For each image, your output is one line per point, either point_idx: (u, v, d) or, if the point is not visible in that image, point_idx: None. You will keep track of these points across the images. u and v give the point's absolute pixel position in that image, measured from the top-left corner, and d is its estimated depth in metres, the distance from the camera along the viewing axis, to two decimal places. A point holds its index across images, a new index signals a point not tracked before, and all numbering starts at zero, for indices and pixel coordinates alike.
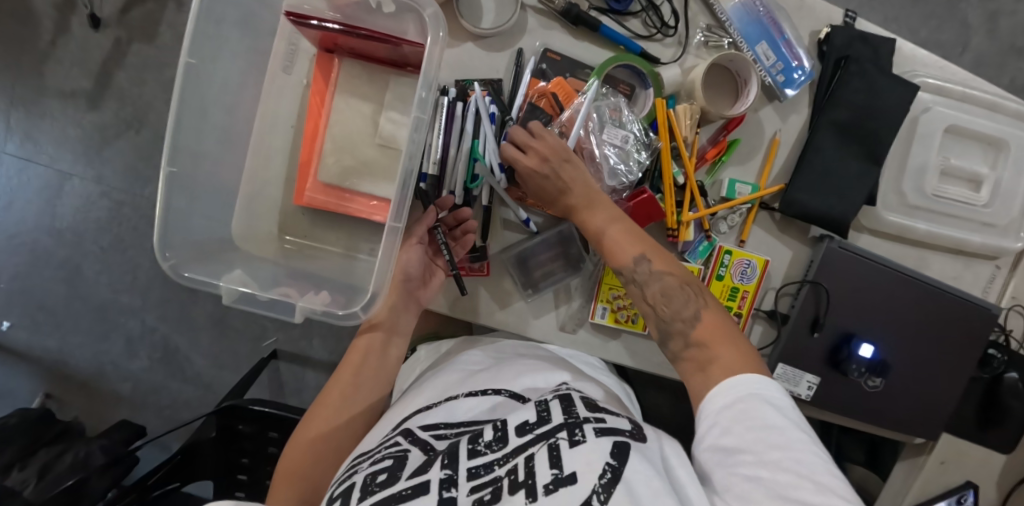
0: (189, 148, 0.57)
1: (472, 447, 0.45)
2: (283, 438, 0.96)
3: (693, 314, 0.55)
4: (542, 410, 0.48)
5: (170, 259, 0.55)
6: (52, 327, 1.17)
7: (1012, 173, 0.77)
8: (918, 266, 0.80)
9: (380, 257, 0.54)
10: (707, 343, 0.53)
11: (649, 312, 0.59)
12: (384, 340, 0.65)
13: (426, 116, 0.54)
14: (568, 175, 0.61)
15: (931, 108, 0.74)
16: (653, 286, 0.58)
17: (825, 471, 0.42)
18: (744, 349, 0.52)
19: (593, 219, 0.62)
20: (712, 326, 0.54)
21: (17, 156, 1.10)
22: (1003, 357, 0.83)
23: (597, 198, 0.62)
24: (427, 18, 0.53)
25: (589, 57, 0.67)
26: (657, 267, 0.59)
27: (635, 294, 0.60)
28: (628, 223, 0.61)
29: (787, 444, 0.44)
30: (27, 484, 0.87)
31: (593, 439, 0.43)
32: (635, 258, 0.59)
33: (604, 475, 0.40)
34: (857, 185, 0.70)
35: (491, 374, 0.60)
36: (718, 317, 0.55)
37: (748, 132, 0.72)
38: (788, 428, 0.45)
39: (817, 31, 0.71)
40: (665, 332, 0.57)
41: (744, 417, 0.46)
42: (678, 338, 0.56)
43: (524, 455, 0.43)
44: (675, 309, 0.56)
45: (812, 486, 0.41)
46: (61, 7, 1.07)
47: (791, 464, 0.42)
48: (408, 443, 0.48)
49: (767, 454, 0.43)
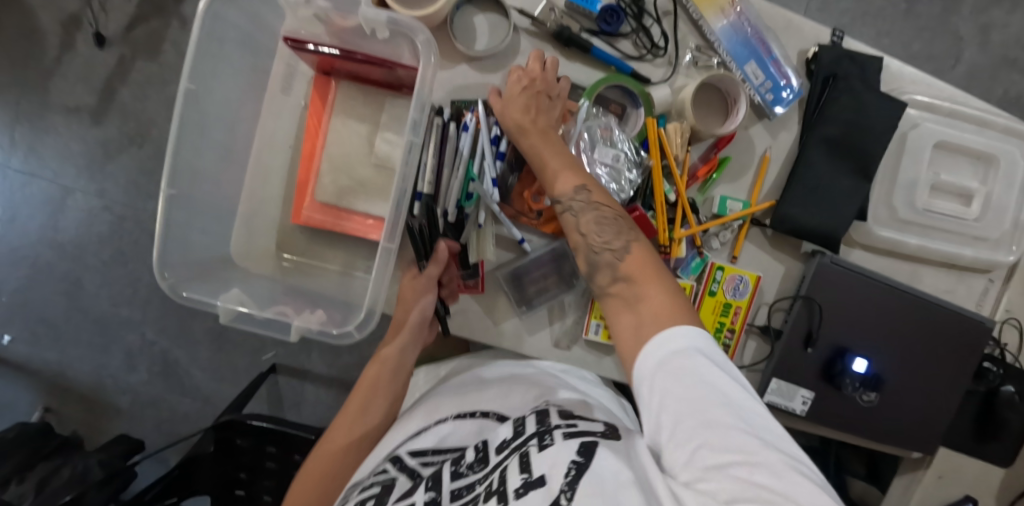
0: (190, 169, 0.58)
1: (455, 469, 0.47)
2: (281, 453, 0.96)
3: (623, 245, 0.58)
4: (518, 425, 0.50)
5: (169, 278, 0.56)
6: (53, 339, 1.17)
7: (1003, 188, 0.78)
8: (911, 280, 0.81)
9: (374, 277, 0.54)
10: (635, 277, 0.57)
11: (580, 241, 0.60)
12: (393, 374, 0.65)
13: (419, 137, 0.56)
14: (535, 104, 0.61)
15: (919, 124, 0.76)
16: (587, 216, 0.59)
17: (759, 421, 0.45)
18: (669, 289, 0.55)
19: (541, 151, 0.61)
20: (639, 260, 0.57)
21: (22, 170, 1.12)
22: (997, 370, 0.85)
23: (551, 135, 0.62)
24: (419, 44, 0.54)
25: (581, 78, 0.68)
26: (597, 197, 0.59)
27: (569, 223, 0.60)
28: (570, 157, 0.62)
29: (729, 400, 0.45)
30: (25, 498, 0.87)
31: (561, 441, 0.44)
32: (576, 187, 0.59)
33: (570, 473, 0.40)
34: (847, 201, 0.71)
35: (480, 395, 0.60)
36: (645, 251, 0.58)
37: (739, 149, 0.73)
38: (721, 384, 0.46)
39: (805, 50, 0.72)
40: (595, 261, 0.59)
41: (681, 378, 0.47)
42: (608, 269, 0.59)
43: (499, 469, 0.44)
44: (607, 239, 0.58)
45: (754, 439, 0.43)
46: (66, 25, 1.10)
47: (732, 418, 0.44)
48: (396, 470, 0.50)
49: (711, 410, 0.45)
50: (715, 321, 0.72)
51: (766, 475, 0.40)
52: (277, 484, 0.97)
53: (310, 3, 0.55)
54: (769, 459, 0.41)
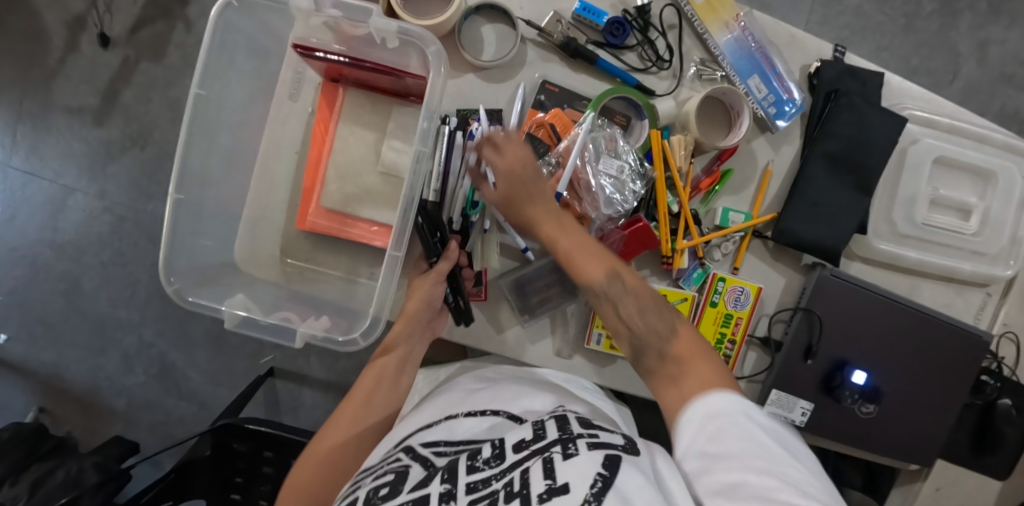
0: (197, 175, 0.58)
1: (472, 463, 0.46)
2: (279, 458, 0.96)
3: (668, 329, 0.53)
4: (538, 428, 0.49)
5: (174, 283, 0.57)
6: (49, 340, 1.17)
7: (1001, 203, 0.79)
8: (910, 294, 0.81)
9: (379, 283, 0.55)
10: (684, 358, 0.51)
11: (623, 330, 0.56)
12: (398, 368, 0.67)
13: (427, 147, 0.56)
14: (532, 188, 0.59)
15: (919, 140, 0.77)
16: (628, 304, 0.55)
17: (810, 480, 0.40)
18: (718, 370, 0.50)
19: (558, 237, 0.59)
20: (689, 341, 0.52)
21: (22, 170, 1.12)
22: (995, 384, 0.86)
23: (561, 219, 0.60)
24: (430, 55, 0.55)
25: (587, 89, 0.69)
26: (632, 285, 0.56)
27: (607, 312, 0.57)
28: (593, 243, 0.59)
29: (772, 456, 0.41)
30: (19, 499, 0.87)
31: (586, 451, 0.43)
32: (607, 275, 0.56)
33: (596, 485, 0.39)
34: (848, 215, 0.72)
35: (491, 394, 0.61)
36: (692, 333, 0.54)
37: (742, 162, 0.73)
38: (773, 442, 0.42)
39: (808, 65, 0.73)
40: (639, 349, 0.54)
41: (724, 434, 0.43)
42: (653, 353, 0.53)
43: (520, 468, 0.43)
44: (649, 323, 0.54)
45: (799, 493, 0.38)
46: (71, 26, 1.10)
47: (776, 472, 0.40)
48: (409, 459, 0.49)
49: (752, 464, 0.40)
50: (716, 332, 0.72)
51: None
52: (275, 489, 0.96)
53: (320, 11, 0.56)
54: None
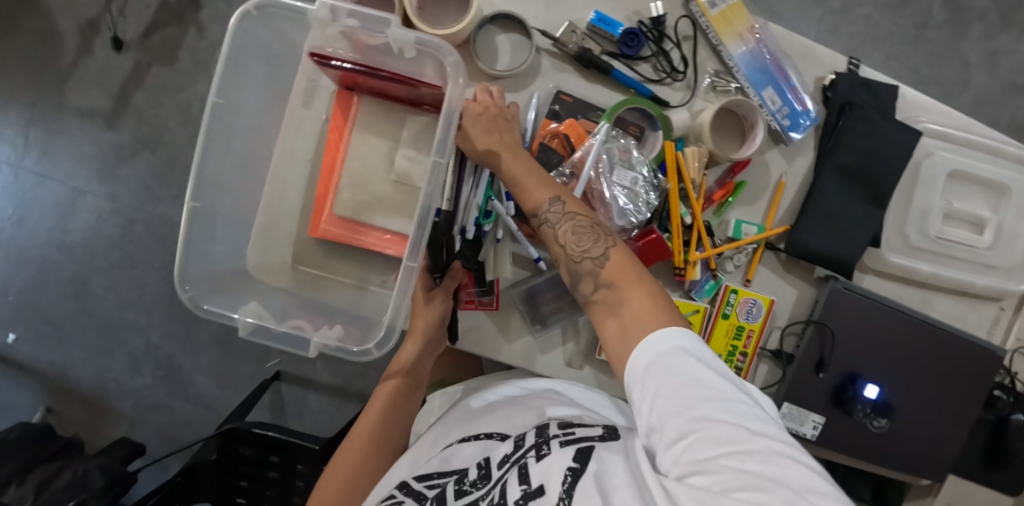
0: (212, 182, 0.59)
1: (459, 487, 0.47)
2: (285, 463, 0.95)
3: (602, 252, 0.55)
4: (518, 439, 0.51)
5: (189, 291, 0.57)
6: (57, 341, 1.17)
7: (1015, 216, 0.78)
8: (922, 307, 0.81)
9: (396, 291, 0.55)
10: (616, 282, 0.53)
11: (560, 253, 0.58)
12: (407, 392, 0.68)
13: (445, 158, 0.55)
14: (491, 123, 0.60)
15: (933, 153, 0.76)
16: (565, 225, 0.57)
17: (754, 413, 0.42)
18: (653, 292, 0.52)
19: (510, 166, 0.59)
20: (620, 264, 0.54)
21: (34, 172, 1.13)
22: (1009, 399, 0.85)
23: (514, 148, 0.60)
24: (448, 66, 0.55)
25: (600, 99, 0.69)
26: (571, 208, 0.58)
27: (547, 236, 0.58)
28: (539, 168, 0.60)
29: (716, 395, 0.43)
30: (25, 500, 0.86)
31: (558, 449, 0.46)
32: (549, 199, 0.58)
33: (567, 480, 0.42)
34: (862, 228, 0.72)
35: (487, 418, 0.60)
36: (626, 257, 0.55)
37: (755, 174, 0.73)
38: (714, 377, 0.44)
39: (823, 77, 0.73)
40: (576, 272, 0.56)
41: (669, 376, 0.45)
42: (589, 279, 0.55)
43: (500, 483, 0.45)
44: (584, 247, 0.56)
45: (746, 433, 0.41)
46: (85, 30, 1.11)
47: (723, 414, 0.42)
48: (402, 494, 0.50)
49: (698, 409, 0.42)
50: (728, 344, 0.72)
51: (762, 470, 0.38)
52: (280, 495, 0.96)
53: (337, 21, 0.56)
54: (761, 448, 0.39)
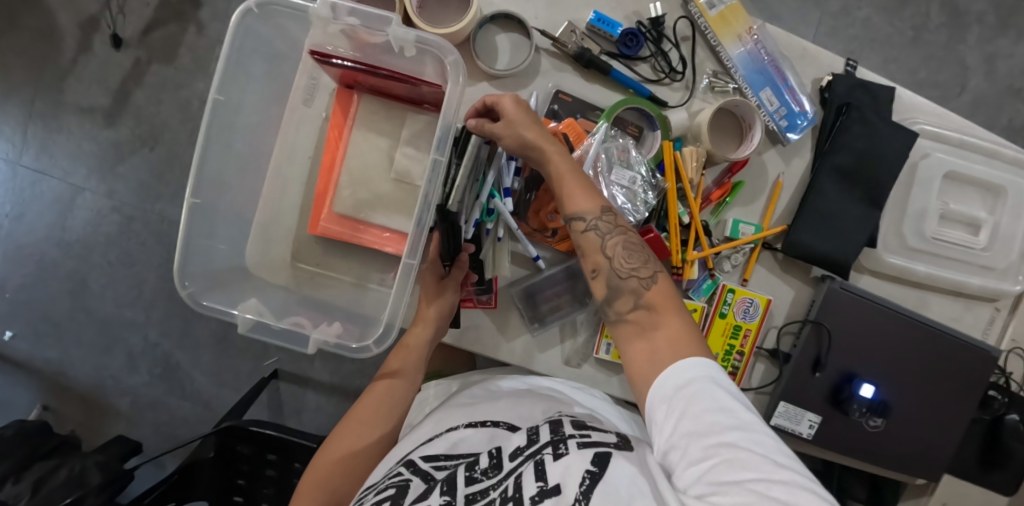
0: (213, 180, 0.59)
1: (470, 474, 0.47)
2: (282, 461, 0.96)
3: (651, 273, 0.56)
4: (533, 433, 0.51)
5: (188, 287, 0.57)
6: (55, 338, 1.17)
7: (1010, 218, 0.79)
8: (919, 308, 0.81)
9: (394, 290, 0.55)
10: (656, 306, 0.54)
11: (603, 264, 0.57)
12: (405, 392, 0.67)
13: (444, 156, 0.56)
14: (536, 122, 0.58)
15: (930, 154, 0.77)
16: (614, 238, 0.57)
17: (778, 448, 0.43)
18: (688, 321, 0.53)
19: (559, 168, 0.58)
20: (664, 290, 0.55)
21: (32, 168, 1.13)
22: (1003, 399, 0.86)
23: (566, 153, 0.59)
24: (447, 64, 0.55)
25: (599, 99, 0.69)
26: (620, 223, 0.58)
27: (591, 244, 0.57)
28: (586, 178, 0.59)
29: (743, 426, 0.44)
30: (20, 498, 0.86)
31: (576, 450, 0.46)
32: (602, 208, 0.57)
33: (584, 482, 0.42)
34: (858, 229, 0.72)
35: (490, 406, 0.61)
36: (670, 282, 0.56)
37: (753, 174, 0.74)
38: (742, 411, 0.45)
39: (820, 79, 0.73)
40: (618, 287, 0.56)
41: (695, 401, 0.46)
42: (630, 296, 0.55)
43: (514, 476, 0.46)
44: (634, 264, 0.56)
45: (771, 464, 0.41)
46: (85, 27, 1.11)
47: (749, 444, 0.43)
48: (410, 473, 0.50)
49: (724, 435, 0.43)
50: (725, 343, 0.72)
51: (786, 499, 0.38)
52: (277, 493, 0.96)
53: (338, 19, 0.56)
54: (785, 478, 0.40)
